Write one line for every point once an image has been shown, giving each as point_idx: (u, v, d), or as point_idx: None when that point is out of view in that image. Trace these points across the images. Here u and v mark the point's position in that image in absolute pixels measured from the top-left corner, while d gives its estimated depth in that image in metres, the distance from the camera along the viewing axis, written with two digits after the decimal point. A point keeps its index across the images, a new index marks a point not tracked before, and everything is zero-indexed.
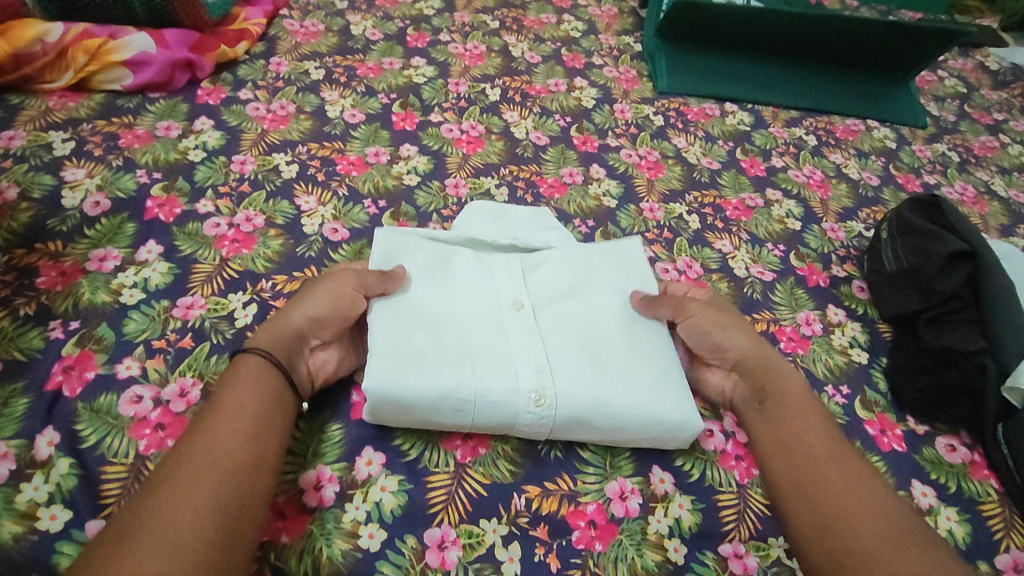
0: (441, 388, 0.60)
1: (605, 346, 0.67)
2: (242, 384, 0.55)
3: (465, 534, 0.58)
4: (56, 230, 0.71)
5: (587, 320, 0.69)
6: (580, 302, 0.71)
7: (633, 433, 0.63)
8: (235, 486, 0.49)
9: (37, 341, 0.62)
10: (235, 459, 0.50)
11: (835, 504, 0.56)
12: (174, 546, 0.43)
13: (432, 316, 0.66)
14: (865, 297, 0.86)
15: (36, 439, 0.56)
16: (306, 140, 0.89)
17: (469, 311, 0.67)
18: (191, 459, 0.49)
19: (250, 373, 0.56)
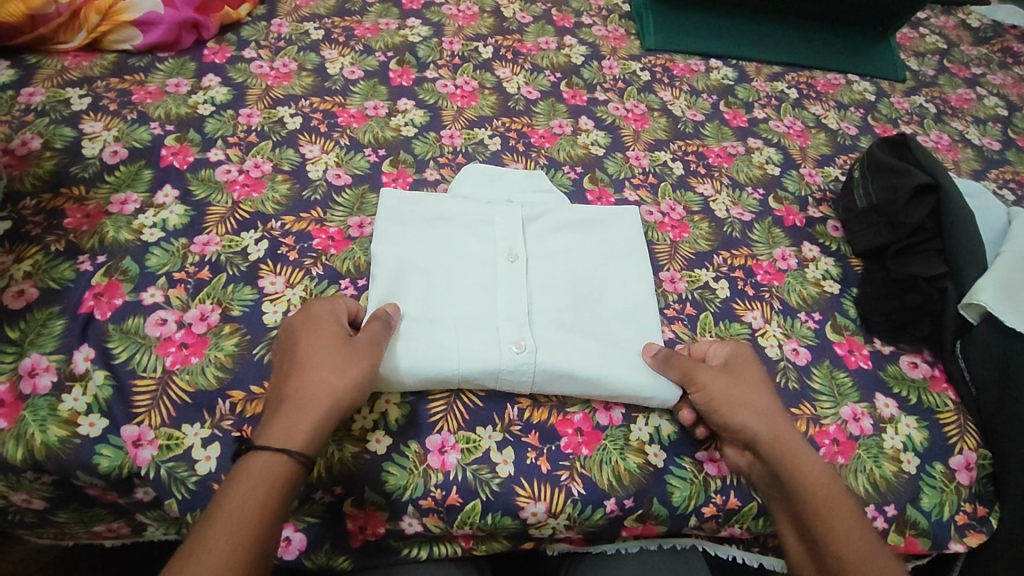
0: (432, 353, 0.65)
1: (590, 312, 0.72)
2: (255, 477, 0.52)
3: (463, 439, 0.64)
4: (79, 176, 0.77)
5: (575, 285, 0.74)
6: (572, 269, 0.75)
7: (609, 389, 0.67)
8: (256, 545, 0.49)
9: (69, 273, 0.67)
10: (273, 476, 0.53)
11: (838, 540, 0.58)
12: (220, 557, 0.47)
13: (428, 271, 0.71)
14: (838, 236, 0.90)
15: (74, 354, 0.62)
16: (309, 95, 0.93)
17: (461, 268, 0.72)
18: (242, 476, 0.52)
19: (270, 475, 0.53)
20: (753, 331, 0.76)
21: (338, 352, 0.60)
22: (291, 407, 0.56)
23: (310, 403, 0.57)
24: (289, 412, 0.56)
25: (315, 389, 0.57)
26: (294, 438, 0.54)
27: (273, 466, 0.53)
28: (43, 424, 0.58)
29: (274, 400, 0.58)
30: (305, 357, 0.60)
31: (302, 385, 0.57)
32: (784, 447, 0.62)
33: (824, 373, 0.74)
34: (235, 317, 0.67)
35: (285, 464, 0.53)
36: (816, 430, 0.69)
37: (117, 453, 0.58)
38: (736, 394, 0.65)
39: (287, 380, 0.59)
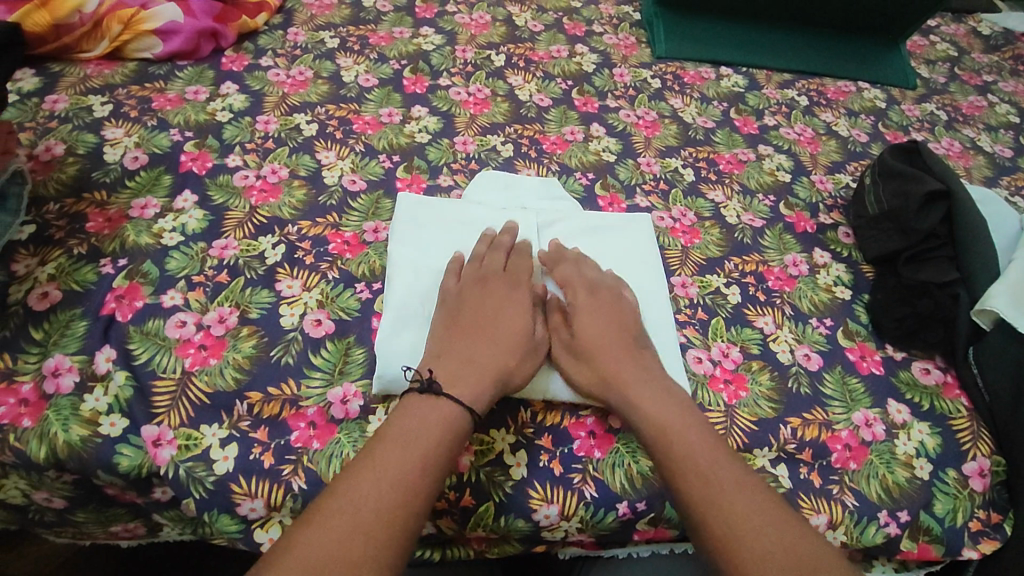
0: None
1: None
2: (409, 456, 0.53)
3: (477, 442, 0.65)
4: (101, 181, 0.78)
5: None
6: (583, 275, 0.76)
7: None
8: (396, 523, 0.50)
9: (91, 275, 0.69)
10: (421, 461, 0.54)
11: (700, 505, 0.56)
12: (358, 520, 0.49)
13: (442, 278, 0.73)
14: (849, 242, 0.91)
15: (95, 355, 0.63)
16: (324, 102, 0.95)
17: None
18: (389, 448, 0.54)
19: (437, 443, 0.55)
20: (765, 336, 0.77)
21: (527, 345, 0.66)
22: (476, 367, 0.62)
23: (488, 373, 0.62)
24: (474, 372, 0.61)
25: (495, 360, 0.63)
26: (478, 399, 0.60)
27: (451, 431, 0.57)
28: (66, 423, 0.59)
29: (453, 350, 0.63)
30: (491, 326, 0.66)
31: (484, 352, 0.63)
32: (646, 413, 0.61)
33: (837, 379, 0.74)
34: (253, 319, 0.68)
35: (461, 432, 0.58)
36: (828, 435, 0.69)
37: (137, 452, 0.59)
38: (590, 357, 0.66)
39: (462, 336, 0.65)
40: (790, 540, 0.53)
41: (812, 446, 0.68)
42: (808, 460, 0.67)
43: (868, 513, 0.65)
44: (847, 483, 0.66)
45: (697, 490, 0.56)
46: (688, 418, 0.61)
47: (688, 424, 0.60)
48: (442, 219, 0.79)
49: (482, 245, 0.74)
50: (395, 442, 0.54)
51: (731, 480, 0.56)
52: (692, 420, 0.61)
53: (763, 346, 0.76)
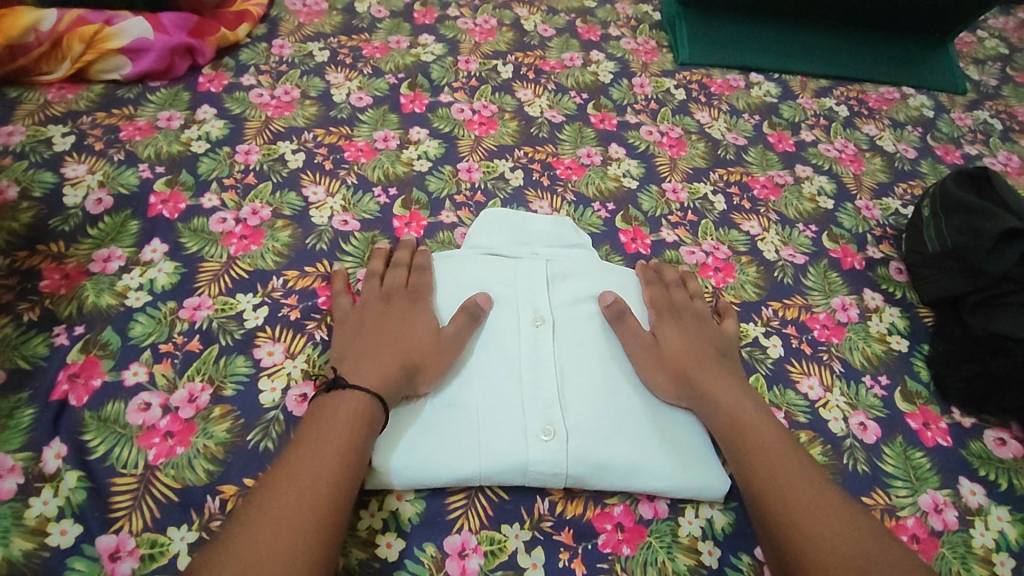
0: (449, 453, 0.58)
1: (626, 387, 0.64)
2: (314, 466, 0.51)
3: (487, 540, 0.57)
4: (58, 229, 0.69)
5: (607, 357, 0.65)
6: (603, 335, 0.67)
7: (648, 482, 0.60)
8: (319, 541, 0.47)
9: (43, 348, 0.59)
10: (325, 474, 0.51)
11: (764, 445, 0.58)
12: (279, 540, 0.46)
13: None
14: (903, 280, 0.81)
15: (43, 452, 0.54)
16: (313, 126, 0.85)
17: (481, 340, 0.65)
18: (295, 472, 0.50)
19: (359, 410, 0.55)
20: (811, 403, 0.67)
21: (428, 343, 0.62)
22: (375, 365, 0.59)
23: (391, 370, 0.59)
24: (374, 370, 0.58)
25: (395, 358, 0.60)
26: (381, 388, 0.57)
27: (366, 407, 0.55)
28: (6, 536, 0.50)
29: (352, 356, 0.60)
30: (389, 329, 0.63)
31: (382, 353, 0.60)
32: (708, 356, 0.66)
33: (898, 453, 0.65)
34: (227, 397, 0.59)
35: (375, 410, 0.56)
36: (891, 524, 0.60)
37: (92, 567, 0.50)
38: (674, 359, 0.64)
39: (364, 341, 0.62)
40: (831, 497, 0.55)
41: None
42: None
43: None
44: None
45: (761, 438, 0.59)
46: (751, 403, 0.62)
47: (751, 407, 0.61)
48: (441, 280, 0.70)
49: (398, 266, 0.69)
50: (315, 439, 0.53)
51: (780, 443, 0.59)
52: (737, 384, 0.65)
53: (812, 413, 0.67)
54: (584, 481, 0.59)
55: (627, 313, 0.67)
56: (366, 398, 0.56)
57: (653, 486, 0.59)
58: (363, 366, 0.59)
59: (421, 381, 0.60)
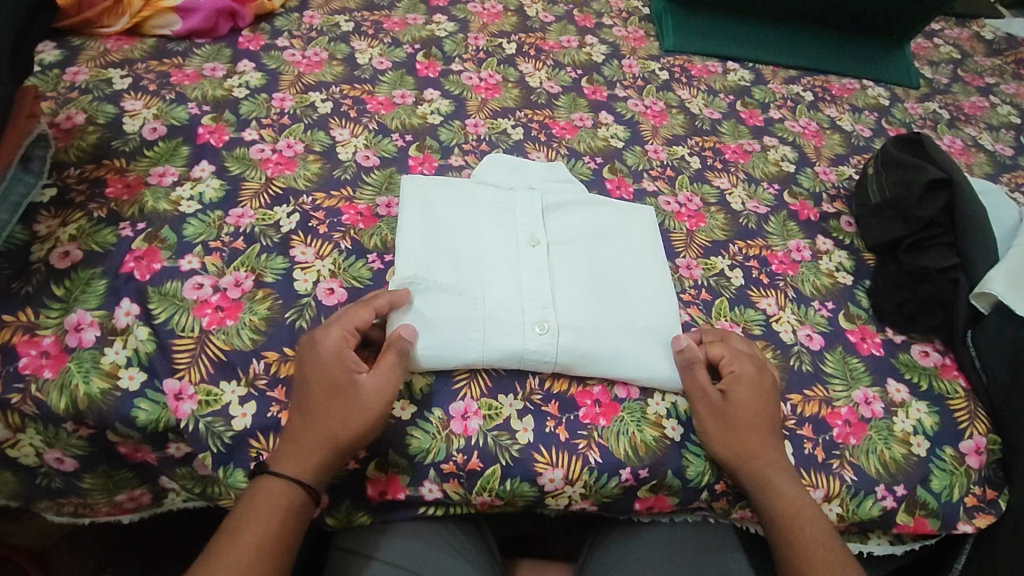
0: (458, 338, 0.67)
1: (610, 296, 0.74)
2: (298, 468, 0.58)
3: (486, 406, 0.67)
4: (120, 149, 0.80)
5: (594, 274, 0.76)
6: (590, 254, 0.78)
7: (626, 370, 0.69)
8: (289, 534, 0.56)
9: (111, 237, 0.70)
10: (305, 466, 0.58)
11: (777, 492, 0.63)
12: (262, 537, 0.54)
13: (453, 254, 0.74)
14: (852, 231, 0.92)
15: (115, 310, 0.64)
16: (339, 82, 0.97)
17: (486, 251, 0.75)
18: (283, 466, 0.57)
19: (280, 502, 0.56)
20: (767, 317, 0.79)
21: (343, 397, 0.60)
22: (300, 446, 0.58)
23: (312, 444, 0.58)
24: (313, 444, 0.58)
25: (318, 432, 0.59)
26: (305, 470, 0.58)
27: (285, 491, 0.56)
28: (87, 375, 0.61)
29: (288, 425, 0.60)
30: (314, 389, 0.60)
31: (305, 426, 0.59)
32: (753, 409, 0.66)
33: (838, 359, 0.76)
34: (268, 283, 0.70)
35: (296, 494, 0.57)
36: (828, 412, 0.71)
37: (155, 407, 0.61)
38: (740, 431, 0.65)
39: (301, 409, 0.60)
40: (832, 553, 0.59)
41: (812, 422, 0.70)
42: (810, 435, 0.69)
43: (866, 487, 0.67)
44: (847, 459, 0.68)
45: (773, 490, 0.63)
46: (779, 470, 0.64)
47: (783, 476, 0.64)
48: (449, 200, 0.79)
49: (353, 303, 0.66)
50: (240, 528, 0.54)
51: (794, 493, 0.63)
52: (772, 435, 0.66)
53: (766, 326, 0.78)
54: (572, 368, 0.69)
55: (698, 371, 0.68)
56: (286, 483, 0.57)
57: (629, 373, 0.69)
58: (304, 444, 0.58)
59: (346, 445, 0.59)
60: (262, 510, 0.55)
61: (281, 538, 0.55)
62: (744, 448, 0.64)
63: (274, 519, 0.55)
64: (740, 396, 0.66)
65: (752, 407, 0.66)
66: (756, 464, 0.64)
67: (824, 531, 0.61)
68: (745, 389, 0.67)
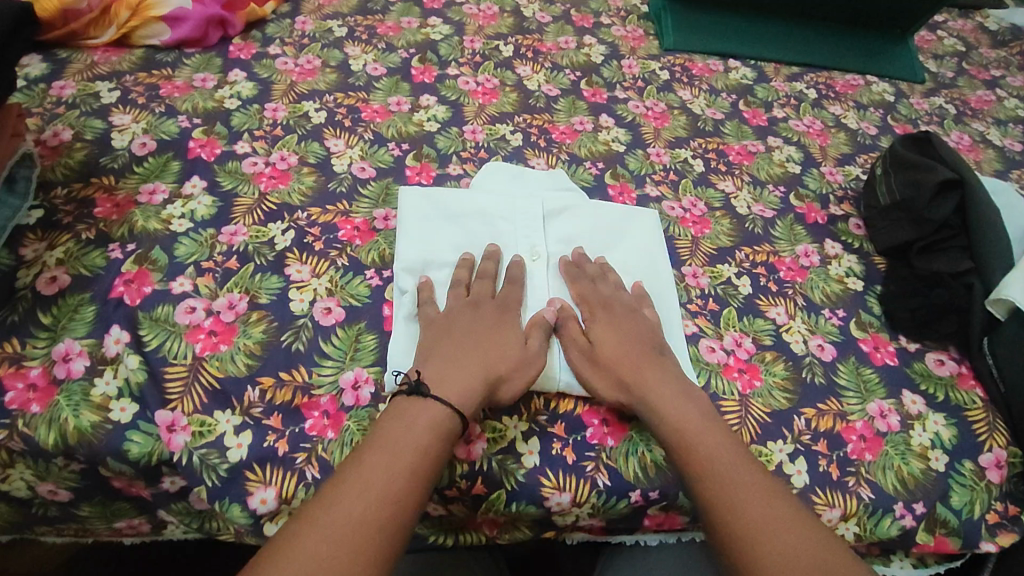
0: None
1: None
2: (430, 407, 0.57)
3: (490, 429, 0.65)
4: (109, 167, 0.78)
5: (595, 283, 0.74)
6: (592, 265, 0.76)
7: None
8: (415, 495, 0.52)
9: (100, 260, 0.68)
10: (434, 421, 0.56)
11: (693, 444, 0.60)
12: (380, 492, 0.51)
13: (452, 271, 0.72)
14: (861, 233, 0.90)
15: (104, 338, 0.62)
16: (333, 90, 0.94)
17: None
18: (397, 419, 0.56)
19: (423, 437, 0.55)
20: (777, 327, 0.77)
21: (516, 353, 0.64)
22: (461, 369, 0.60)
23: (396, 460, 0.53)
24: (466, 374, 0.60)
25: (473, 362, 0.61)
26: (461, 396, 0.59)
27: (437, 424, 0.56)
28: (76, 409, 0.59)
29: (428, 360, 0.61)
30: (476, 336, 0.64)
31: (451, 354, 0.62)
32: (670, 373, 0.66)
33: (850, 369, 0.74)
34: (263, 304, 0.68)
35: (451, 425, 0.57)
36: (843, 426, 0.69)
37: (148, 439, 0.59)
38: (605, 358, 0.66)
39: (464, 346, 0.63)
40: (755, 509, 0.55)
41: (826, 437, 0.68)
42: (824, 451, 0.67)
43: (884, 505, 0.65)
44: (863, 475, 0.66)
45: (689, 445, 0.60)
46: (692, 425, 0.62)
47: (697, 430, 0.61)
48: (446, 213, 0.77)
49: (462, 272, 0.70)
50: (360, 477, 0.52)
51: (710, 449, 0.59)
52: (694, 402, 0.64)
53: (776, 337, 0.76)
54: (577, 386, 0.67)
55: (578, 292, 0.71)
56: (434, 421, 0.56)
57: None
58: (453, 378, 0.60)
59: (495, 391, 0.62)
60: (392, 453, 0.53)
61: (400, 499, 0.51)
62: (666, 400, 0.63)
63: (398, 475, 0.52)
64: (655, 358, 0.67)
65: (663, 370, 0.66)
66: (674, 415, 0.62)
67: (750, 469, 0.58)
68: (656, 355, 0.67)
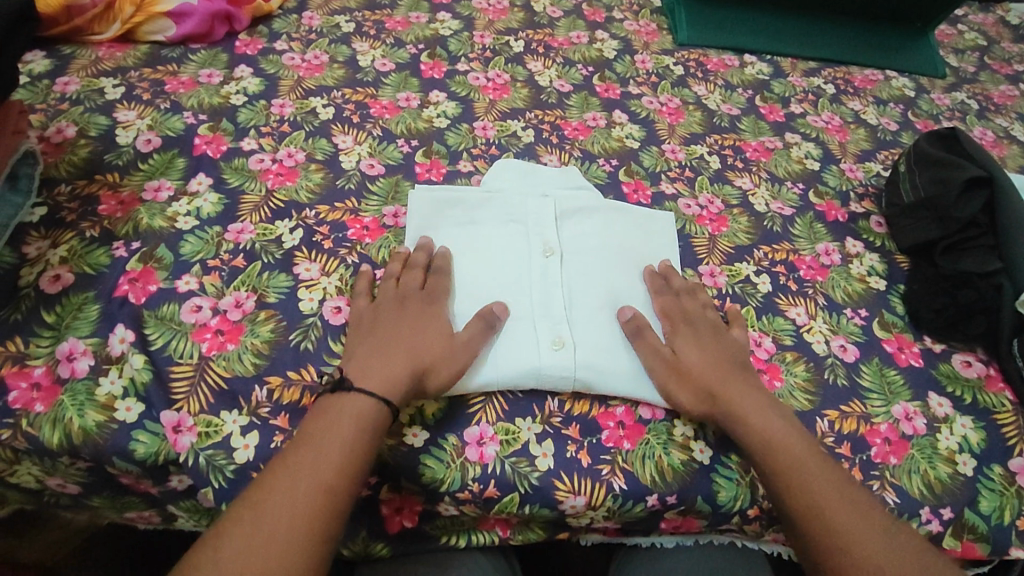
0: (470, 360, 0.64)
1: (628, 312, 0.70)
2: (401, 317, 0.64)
3: (502, 431, 0.63)
4: (113, 164, 0.76)
5: (613, 286, 0.72)
6: (607, 264, 0.74)
7: (648, 388, 0.66)
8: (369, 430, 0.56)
9: (104, 258, 0.66)
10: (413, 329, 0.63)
11: (783, 455, 0.59)
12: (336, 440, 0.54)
13: (464, 271, 0.71)
14: (883, 231, 0.88)
15: (110, 337, 0.61)
16: (340, 86, 0.93)
17: (498, 266, 0.72)
18: (382, 323, 0.63)
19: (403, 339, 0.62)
20: (798, 327, 0.74)
21: (442, 346, 0.62)
22: (384, 361, 0.60)
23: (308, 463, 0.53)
24: (389, 368, 0.59)
25: (398, 355, 0.60)
26: (388, 388, 0.58)
27: (371, 407, 0.56)
28: (81, 409, 0.57)
29: (353, 354, 0.61)
30: (403, 331, 0.63)
31: (373, 347, 0.61)
32: (756, 388, 0.64)
33: (875, 370, 0.71)
34: (270, 303, 0.66)
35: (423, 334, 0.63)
36: (867, 429, 0.67)
37: (154, 439, 0.57)
38: (688, 370, 0.65)
39: (389, 340, 0.62)
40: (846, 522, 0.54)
41: (851, 440, 0.66)
42: (848, 455, 0.65)
43: (910, 510, 0.62)
44: (889, 480, 0.64)
45: (778, 457, 0.59)
46: (786, 442, 0.60)
47: (789, 443, 0.59)
48: (457, 215, 0.76)
49: (394, 263, 0.69)
50: (322, 422, 0.55)
51: (806, 465, 0.58)
52: (776, 414, 0.62)
53: (797, 337, 0.73)
54: (592, 387, 0.65)
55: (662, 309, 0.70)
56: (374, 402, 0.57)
57: (650, 391, 0.66)
58: (376, 373, 0.59)
59: (423, 375, 0.60)
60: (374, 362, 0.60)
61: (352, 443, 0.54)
62: (755, 412, 0.62)
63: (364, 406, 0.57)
64: (743, 375, 0.65)
65: (752, 384, 0.64)
66: (764, 426, 0.61)
67: (832, 472, 0.58)
68: (743, 372, 0.66)
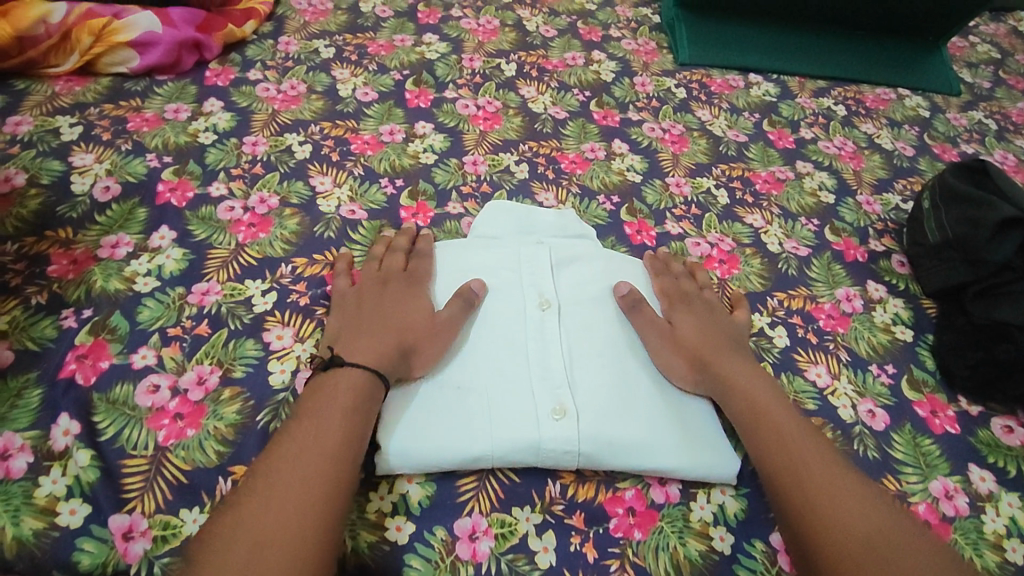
0: (462, 435, 0.57)
1: (635, 371, 0.63)
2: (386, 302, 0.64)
3: (497, 523, 0.56)
4: (66, 216, 0.69)
5: (616, 339, 0.65)
6: (611, 316, 0.67)
7: (661, 462, 0.59)
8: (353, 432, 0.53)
9: (51, 330, 0.60)
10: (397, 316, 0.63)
11: (772, 429, 0.59)
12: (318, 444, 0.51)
13: (453, 331, 0.64)
14: (905, 272, 0.82)
15: (51, 430, 0.54)
16: (319, 119, 0.86)
17: (491, 324, 0.64)
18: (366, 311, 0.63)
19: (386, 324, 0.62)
20: (820, 390, 0.68)
21: (424, 322, 0.62)
22: (368, 338, 0.60)
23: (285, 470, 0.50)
24: (372, 345, 0.59)
25: (381, 333, 0.61)
26: (372, 362, 0.58)
27: (356, 383, 0.56)
28: (16, 515, 0.50)
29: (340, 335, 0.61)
30: (387, 311, 0.63)
31: (358, 327, 0.61)
32: (749, 361, 0.65)
33: (908, 439, 0.65)
34: (237, 379, 0.59)
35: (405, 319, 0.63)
36: (904, 510, 0.60)
37: (101, 548, 0.50)
38: (683, 340, 0.65)
39: (373, 319, 0.62)
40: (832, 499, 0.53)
41: None
42: None
43: None
44: None
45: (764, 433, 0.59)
46: (775, 415, 0.60)
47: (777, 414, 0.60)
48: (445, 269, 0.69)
49: (377, 247, 0.71)
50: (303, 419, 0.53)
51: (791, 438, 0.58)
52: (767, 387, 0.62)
53: (821, 400, 0.67)
54: (598, 462, 0.59)
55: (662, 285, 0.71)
56: (358, 374, 0.57)
57: (664, 466, 0.59)
58: (360, 348, 0.59)
59: (407, 352, 0.60)
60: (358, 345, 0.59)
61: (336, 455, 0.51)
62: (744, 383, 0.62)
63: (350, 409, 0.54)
64: (737, 349, 0.66)
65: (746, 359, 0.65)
66: (752, 397, 0.61)
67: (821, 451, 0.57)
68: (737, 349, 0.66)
